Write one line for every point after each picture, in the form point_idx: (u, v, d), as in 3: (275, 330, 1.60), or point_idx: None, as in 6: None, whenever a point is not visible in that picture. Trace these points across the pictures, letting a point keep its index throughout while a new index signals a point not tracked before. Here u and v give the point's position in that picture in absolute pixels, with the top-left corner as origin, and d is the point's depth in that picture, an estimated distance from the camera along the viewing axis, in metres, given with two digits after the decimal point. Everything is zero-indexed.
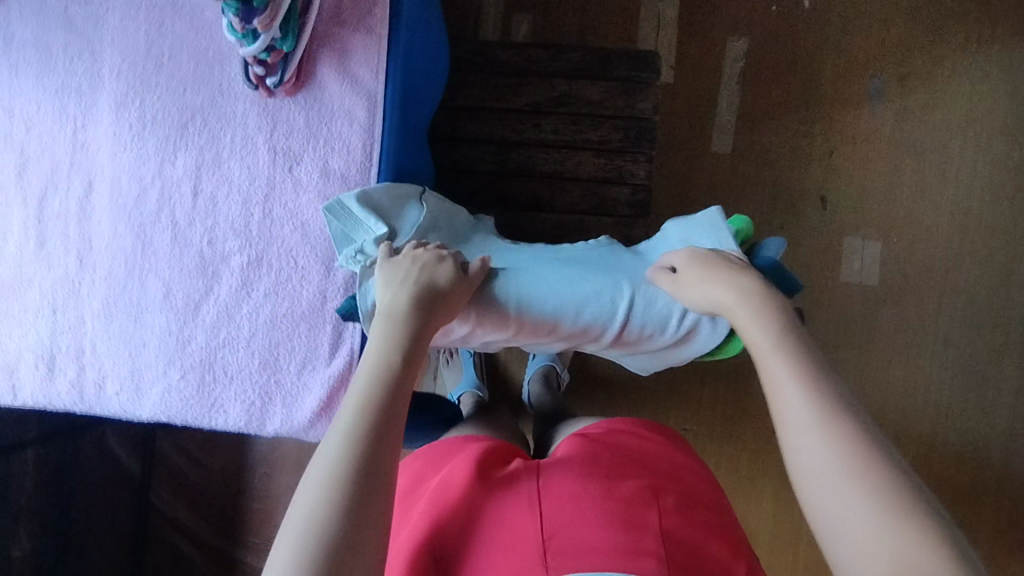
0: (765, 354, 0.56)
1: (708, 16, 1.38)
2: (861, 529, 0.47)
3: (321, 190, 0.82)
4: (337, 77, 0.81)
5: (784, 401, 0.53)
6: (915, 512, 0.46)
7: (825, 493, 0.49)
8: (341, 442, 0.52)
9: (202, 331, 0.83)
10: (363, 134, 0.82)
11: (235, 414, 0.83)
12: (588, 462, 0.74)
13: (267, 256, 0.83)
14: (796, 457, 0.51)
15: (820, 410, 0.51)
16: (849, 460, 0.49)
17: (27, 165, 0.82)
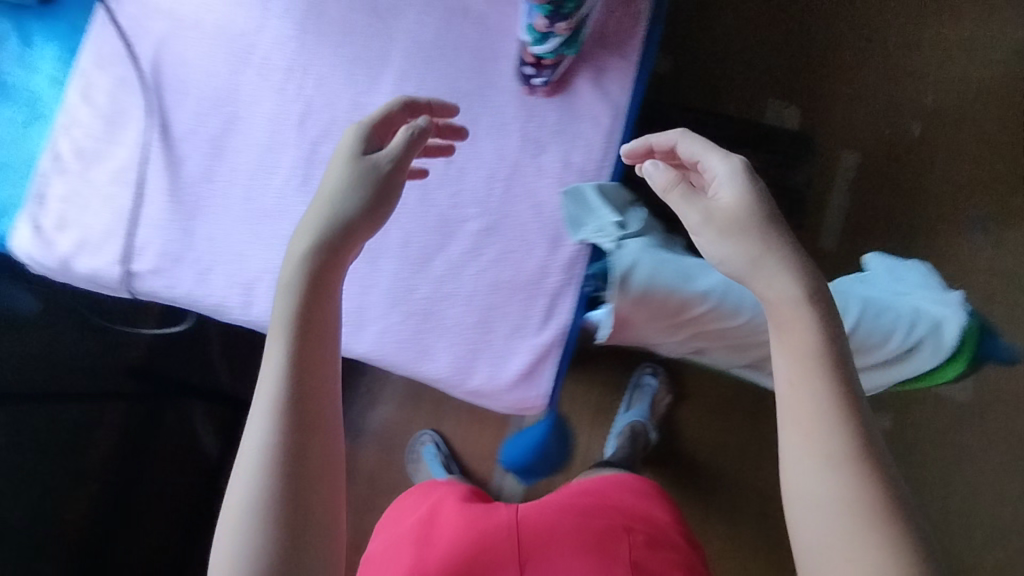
0: (799, 367, 0.60)
1: (826, 124, 1.50)
2: (832, 539, 0.55)
3: (560, 177, 0.91)
4: (591, 88, 0.93)
5: (806, 425, 0.59)
6: (885, 531, 0.54)
7: (814, 507, 0.56)
8: (264, 421, 0.57)
9: (429, 283, 0.90)
10: (605, 138, 0.92)
11: (443, 363, 0.89)
12: (568, 510, 0.86)
13: (501, 227, 0.91)
14: (801, 466, 0.58)
15: (825, 439, 0.57)
16: (853, 486, 0.55)
17: (310, 115, 0.93)
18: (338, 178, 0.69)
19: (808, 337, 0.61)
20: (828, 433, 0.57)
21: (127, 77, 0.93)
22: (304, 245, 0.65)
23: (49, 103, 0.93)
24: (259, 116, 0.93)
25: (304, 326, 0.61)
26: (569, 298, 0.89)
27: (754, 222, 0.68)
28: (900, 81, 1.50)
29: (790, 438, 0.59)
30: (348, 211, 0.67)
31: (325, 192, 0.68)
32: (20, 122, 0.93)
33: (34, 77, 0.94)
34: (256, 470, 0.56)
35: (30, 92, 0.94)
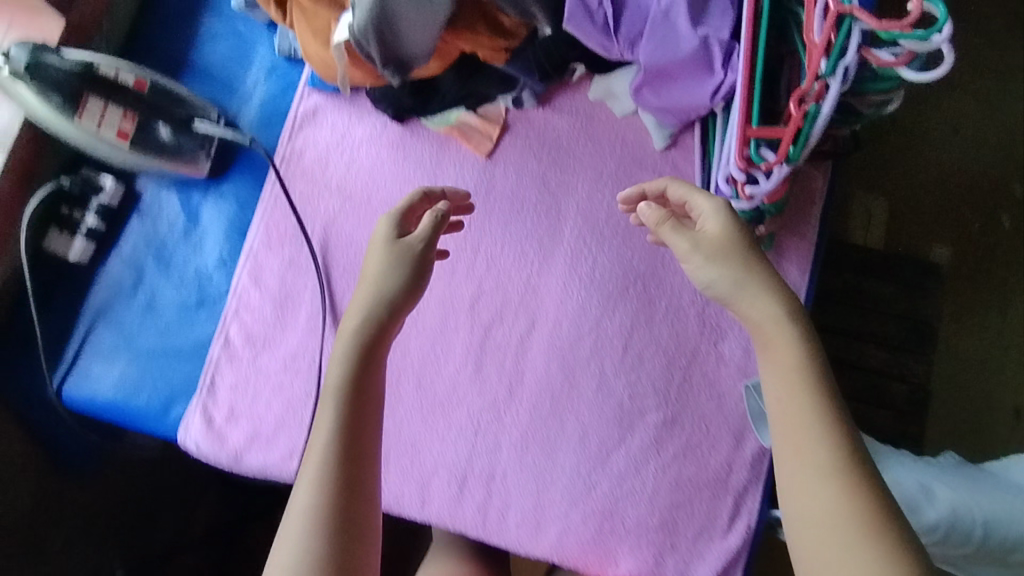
0: (788, 405, 0.64)
1: (910, 214, 1.34)
2: None
3: (742, 367, 0.88)
4: (771, 270, 0.90)
5: (806, 450, 0.62)
6: (877, 533, 0.57)
7: (815, 558, 0.59)
8: (318, 477, 0.64)
9: (609, 480, 0.86)
10: None
11: (627, 567, 0.85)
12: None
13: (681, 418, 0.87)
14: (800, 497, 0.61)
15: (834, 463, 0.61)
16: (839, 491, 0.59)
17: (481, 298, 0.91)
18: (380, 263, 0.73)
19: (796, 359, 0.65)
20: (818, 453, 0.61)
21: (295, 259, 0.92)
22: (355, 328, 0.70)
23: (220, 286, 0.93)
24: (428, 299, 0.92)
25: (351, 391, 0.67)
26: (757, 498, 0.85)
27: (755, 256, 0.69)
28: (988, 158, 1.35)
29: (797, 464, 0.62)
30: (388, 296, 0.72)
31: (366, 278, 0.73)
32: (191, 306, 0.93)
33: (203, 258, 0.94)
34: (304, 533, 0.62)
35: (198, 275, 0.93)
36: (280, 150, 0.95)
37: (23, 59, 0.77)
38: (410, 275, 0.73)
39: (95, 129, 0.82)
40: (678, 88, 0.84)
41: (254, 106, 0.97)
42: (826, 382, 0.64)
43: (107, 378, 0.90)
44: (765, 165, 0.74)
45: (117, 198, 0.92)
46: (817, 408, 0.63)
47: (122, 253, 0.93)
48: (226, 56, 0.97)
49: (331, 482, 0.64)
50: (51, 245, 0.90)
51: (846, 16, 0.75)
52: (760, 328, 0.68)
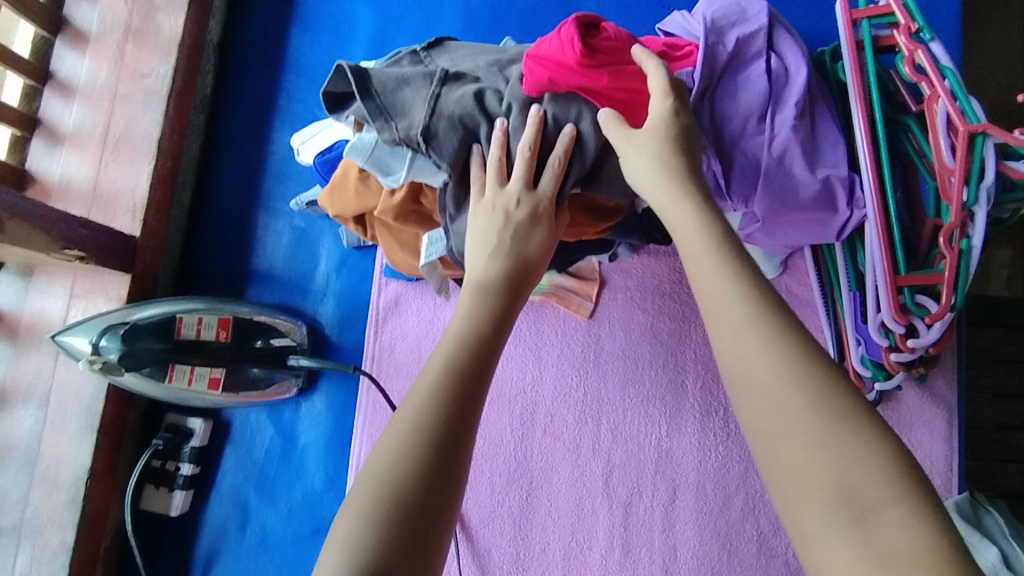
0: (696, 251, 0.46)
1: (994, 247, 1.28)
2: (762, 376, 0.39)
3: None
4: (917, 392, 0.84)
5: (730, 334, 0.41)
6: (827, 388, 0.38)
7: (752, 403, 0.39)
8: (422, 412, 0.43)
9: None
10: (945, 446, 0.83)
11: None
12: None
13: None
14: (753, 404, 0.39)
15: (753, 332, 0.41)
16: (792, 352, 0.39)
17: (613, 473, 0.85)
18: (491, 269, 0.57)
19: (698, 228, 0.48)
20: (757, 355, 0.40)
21: None
22: (479, 306, 0.54)
23: (331, 508, 0.85)
24: (557, 483, 0.86)
25: (486, 337, 0.51)
26: None
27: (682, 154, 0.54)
28: None
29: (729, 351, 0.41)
30: (495, 318, 0.53)
31: (491, 239, 0.59)
32: (305, 535, 0.85)
33: (309, 481, 0.87)
34: (413, 430, 0.42)
35: (307, 500, 0.86)
36: (366, 350, 0.89)
37: (115, 349, 0.72)
38: (516, 270, 0.58)
39: (187, 386, 0.77)
40: (795, 229, 0.78)
41: (329, 306, 0.90)
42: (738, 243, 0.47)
43: None
44: (928, 317, 0.68)
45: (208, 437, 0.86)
46: (770, 324, 0.41)
47: (222, 489, 0.87)
48: (289, 257, 0.92)
49: (441, 410, 0.43)
50: (150, 503, 0.83)
51: (977, 134, 0.67)
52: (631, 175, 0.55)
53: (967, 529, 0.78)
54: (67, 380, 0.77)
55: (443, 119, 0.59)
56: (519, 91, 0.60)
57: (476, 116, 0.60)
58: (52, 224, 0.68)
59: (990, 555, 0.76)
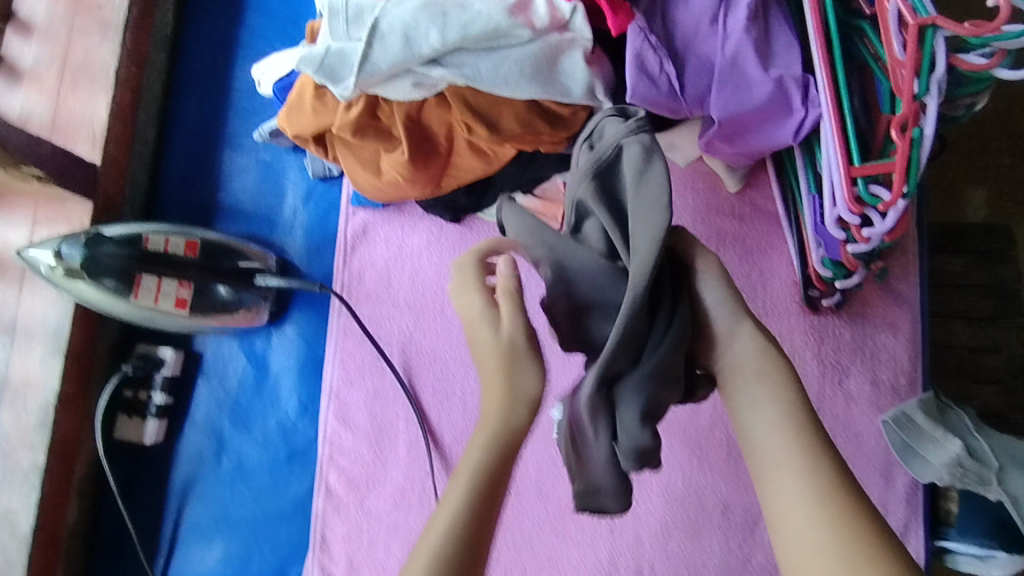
0: (752, 386, 0.49)
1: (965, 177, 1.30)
2: (804, 526, 0.43)
3: (873, 401, 0.84)
4: (882, 294, 0.85)
5: (773, 471, 0.46)
6: (864, 545, 0.42)
7: (792, 540, 0.44)
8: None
9: (762, 550, 0.82)
10: (909, 347, 0.84)
11: None
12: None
13: None
14: (786, 538, 0.44)
15: (804, 489, 0.44)
16: (823, 499, 0.43)
17: None
18: (487, 449, 0.49)
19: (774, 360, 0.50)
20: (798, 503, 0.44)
21: (378, 388, 0.87)
22: (482, 452, 0.49)
23: (306, 433, 0.87)
24: None
25: (491, 491, 0.48)
26: (922, 535, 0.80)
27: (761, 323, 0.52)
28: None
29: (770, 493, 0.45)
30: (489, 485, 0.48)
31: (494, 379, 0.51)
32: (281, 461, 0.87)
33: (282, 408, 0.88)
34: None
35: (281, 427, 0.87)
36: (336, 277, 0.89)
37: (77, 254, 0.72)
38: (506, 441, 0.50)
39: (153, 305, 0.76)
40: (754, 136, 0.78)
41: (298, 238, 0.90)
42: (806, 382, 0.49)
43: (210, 559, 0.84)
44: (882, 205, 0.69)
45: (179, 367, 0.86)
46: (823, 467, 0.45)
47: (196, 419, 0.87)
48: (256, 190, 0.91)
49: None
50: (123, 432, 0.84)
51: (927, 26, 0.65)
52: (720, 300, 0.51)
53: (930, 426, 0.79)
54: (41, 309, 0.78)
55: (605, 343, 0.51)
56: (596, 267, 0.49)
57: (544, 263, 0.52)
58: (14, 143, 0.69)
59: (951, 448, 0.77)
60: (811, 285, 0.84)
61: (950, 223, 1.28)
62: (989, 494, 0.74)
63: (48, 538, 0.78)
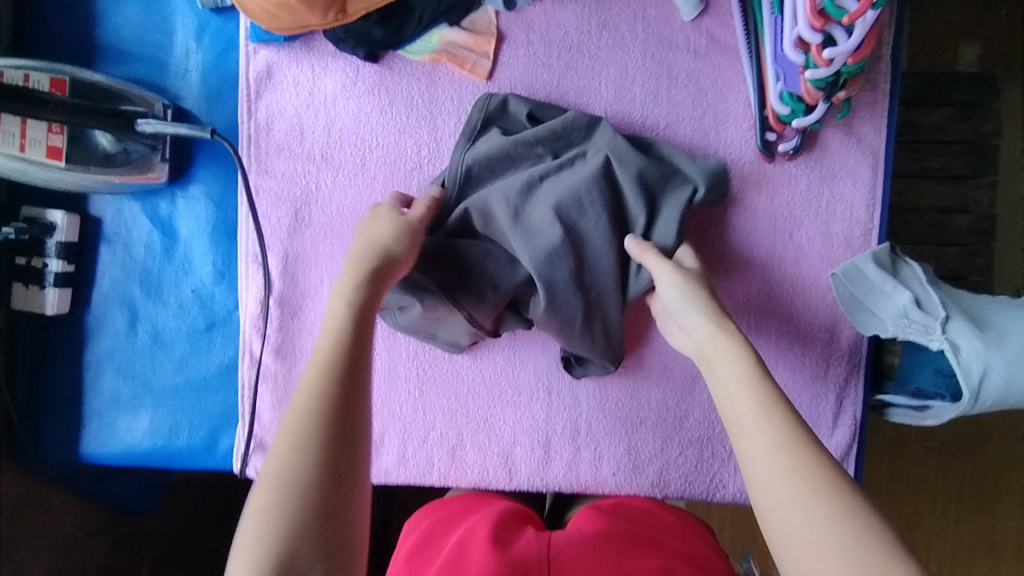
0: (726, 377, 0.56)
1: (947, 22, 1.20)
2: (757, 448, 0.51)
3: (824, 255, 0.79)
4: (842, 137, 0.78)
5: (736, 408, 0.54)
6: (811, 458, 0.49)
7: (756, 467, 0.51)
8: (297, 432, 0.49)
9: (700, 407, 0.81)
10: (866, 196, 0.79)
11: (736, 488, 0.81)
12: (601, 537, 0.67)
13: (765, 324, 0.80)
14: (756, 476, 0.50)
15: (760, 411, 0.53)
16: (781, 429, 0.51)
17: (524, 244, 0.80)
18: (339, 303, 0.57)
19: (729, 351, 0.58)
20: (776, 458, 0.50)
21: (298, 251, 0.80)
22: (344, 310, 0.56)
23: (225, 301, 0.81)
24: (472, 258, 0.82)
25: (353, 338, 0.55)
26: (861, 388, 0.80)
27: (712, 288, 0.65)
28: None
29: (746, 443, 0.52)
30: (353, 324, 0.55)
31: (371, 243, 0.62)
32: (200, 329, 0.82)
33: (196, 276, 0.81)
34: (289, 455, 0.48)
35: (197, 295, 0.81)
36: (241, 130, 0.79)
37: None
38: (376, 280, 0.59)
39: (19, 152, 0.67)
40: None
41: (194, 83, 0.80)
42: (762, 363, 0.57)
43: (137, 429, 0.82)
44: (846, 18, 0.59)
45: (75, 231, 0.78)
46: (789, 431, 0.51)
47: (103, 289, 0.81)
48: (140, 25, 0.79)
49: (326, 411, 0.50)
50: (22, 302, 0.78)
51: None
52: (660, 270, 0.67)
53: (880, 277, 0.75)
54: None
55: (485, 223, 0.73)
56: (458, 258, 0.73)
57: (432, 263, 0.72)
58: None
59: (900, 300, 0.74)
60: (767, 127, 0.77)
61: (931, 73, 1.19)
62: (932, 343, 0.71)
63: None
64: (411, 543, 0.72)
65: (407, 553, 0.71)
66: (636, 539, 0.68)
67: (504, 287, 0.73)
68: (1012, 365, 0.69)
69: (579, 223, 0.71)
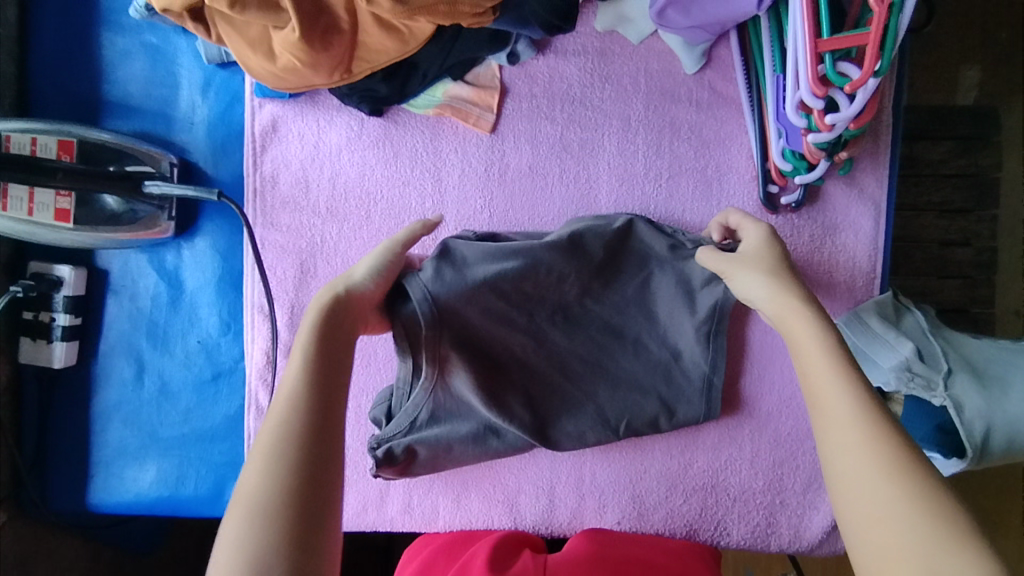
0: (814, 364, 0.52)
1: (949, 56, 1.20)
2: (848, 432, 0.47)
3: (827, 304, 0.80)
4: (844, 188, 0.79)
5: (820, 385, 0.50)
6: (902, 456, 0.44)
7: (841, 457, 0.46)
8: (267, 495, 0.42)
9: (704, 454, 0.81)
10: (868, 246, 0.79)
11: (739, 535, 0.82)
12: (597, 563, 0.68)
13: (768, 373, 0.81)
14: (837, 467, 0.46)
15: (851, 393, 0.48)
16: (870, 417, 0.47)
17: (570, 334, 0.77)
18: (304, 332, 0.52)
19: (811, 334, 0.54)
20: (852, 438, 0.46)
21: (304, 303, 0.81)
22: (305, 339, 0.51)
23: (231, 352, 0.82)
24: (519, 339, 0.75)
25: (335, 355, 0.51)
26: None
27: (787, 272, 0.61)
28: None
29: (828, 430, 0.48)
30: (332, 334, 0.52)
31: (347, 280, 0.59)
32: (206, 380, 0.82)
33: (202, 327, 0.82)
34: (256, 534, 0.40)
35: (203, 346, 0.82)
36: (247, 183, 0.80)
37: None
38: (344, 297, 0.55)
39: (28, 216, 0.69)
40: (714, 1, 0.68)
41: (199, 137, 0.80)
42: (845, 345, 0.53)
43: (145, 479, 0.82)
44: (848, 87, 0.60)
45: (81, 284, 0.79)
46: (875, 420, 0.47)
47: (109, 340, 0.82)
48: (145, 80, 0.80)
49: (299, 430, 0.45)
50: (29, 355, 0.78)
51: None
52: (749, 297, 0.62)
53: (882, 328, 0.76)
54: None
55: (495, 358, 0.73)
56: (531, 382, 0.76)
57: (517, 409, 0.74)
58: None
59: (903, 352, 0.74)
60: (769, 180, 0.77)
61: (933, 105, 1.19)
62: (934, 400, 0.71)
63: None
64: (411, 567, 0.72)
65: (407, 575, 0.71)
66: (632, 566, 0.69)
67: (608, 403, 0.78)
68: (1012, 421, 0.70)
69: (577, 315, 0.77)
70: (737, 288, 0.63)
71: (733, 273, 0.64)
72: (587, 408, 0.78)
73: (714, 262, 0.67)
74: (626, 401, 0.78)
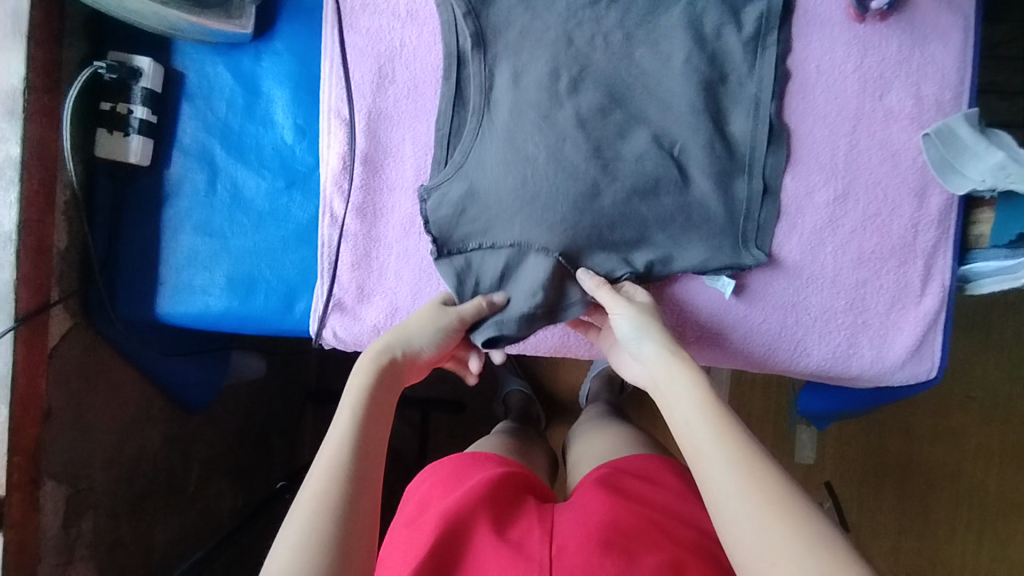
0: (700, 431, 0.57)
1: None
2: (733, 484, 0.53)
3: (915, 117, 0.78)
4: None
5: (700, 435, 0.57)
6: (794, 518, 0.50)
7: (735, 514, 0.52)
8: (330, 493, 0.51)
9: (785, 274, 0.80)
10: (958, 56, 0.78)
11: (820, 355, 0.81)
12: (606, 524, 0.64)
13: (855, 189, 0.79)
14: (741, 536, 0.51)
15: (729, 445, 0.55)
16: (745, 471, 0.53)
17: (619, 107, 0.77)
18: (364, 381, 0.61)
19: (689, 383, 0.60)
20: (754, 516, 0.50)
21: (381, 108, 0.79)
22: (339, 450, 0.55)
23: (306, 158, 0.81)
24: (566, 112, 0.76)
25: (377, 412, 0.59)
26: (949, 253, 0.79)
27: (665, 329, 0.67)
28: None
29: (727, 504, 0.52)
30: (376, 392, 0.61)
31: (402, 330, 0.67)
32: (280, 188, 0.81)
33: (277, 132, 0.81)
34: (310, 547, 0.48)
35: (279, 152, 0.81)
36: None
37: None
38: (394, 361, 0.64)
39: None
40: None
41: None
42: (730, 413, 0.58)
43: (213, 286, 0.81)
44: None
45: (159, 81, 0.78)
46: (761, 476, 0.53)
47: (182, 143, 0.80)
48: None
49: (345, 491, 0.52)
50: (105, 149, 0.78)
51: None
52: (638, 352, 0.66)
53: (974, 137, 0.74)
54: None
55: (544, 128, 0.76)
56: (585, 167, 0.76)
57: (573, 188, 0.75)
58: None
59: (993, 159, 0.73)
60: None
61: None
62: None
63: (37, 248, 0.74)
64: (409, 508, 0.74)
65: (407, 516, 0.72)
66: (641, 524, 0.65)
67: (670, 205, 0.77)
68: None
69: (623, 96, 0.78)
70: (616, 327, 0.69)
71: (619, 310, 0.69)
72: (645, 205, 0.77)
73: (603, 291, 0.71)
74: (688, 208, 0.77)
